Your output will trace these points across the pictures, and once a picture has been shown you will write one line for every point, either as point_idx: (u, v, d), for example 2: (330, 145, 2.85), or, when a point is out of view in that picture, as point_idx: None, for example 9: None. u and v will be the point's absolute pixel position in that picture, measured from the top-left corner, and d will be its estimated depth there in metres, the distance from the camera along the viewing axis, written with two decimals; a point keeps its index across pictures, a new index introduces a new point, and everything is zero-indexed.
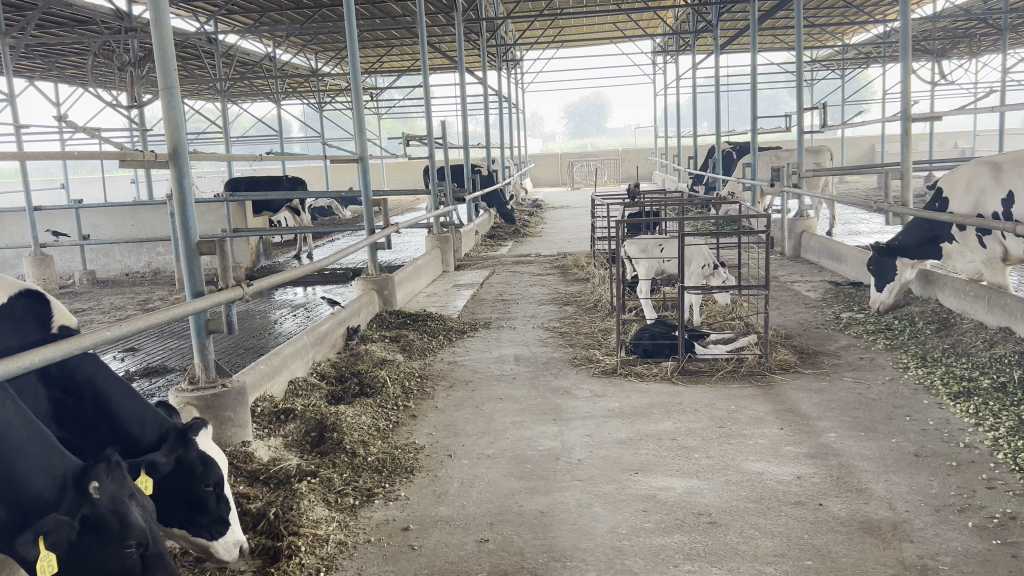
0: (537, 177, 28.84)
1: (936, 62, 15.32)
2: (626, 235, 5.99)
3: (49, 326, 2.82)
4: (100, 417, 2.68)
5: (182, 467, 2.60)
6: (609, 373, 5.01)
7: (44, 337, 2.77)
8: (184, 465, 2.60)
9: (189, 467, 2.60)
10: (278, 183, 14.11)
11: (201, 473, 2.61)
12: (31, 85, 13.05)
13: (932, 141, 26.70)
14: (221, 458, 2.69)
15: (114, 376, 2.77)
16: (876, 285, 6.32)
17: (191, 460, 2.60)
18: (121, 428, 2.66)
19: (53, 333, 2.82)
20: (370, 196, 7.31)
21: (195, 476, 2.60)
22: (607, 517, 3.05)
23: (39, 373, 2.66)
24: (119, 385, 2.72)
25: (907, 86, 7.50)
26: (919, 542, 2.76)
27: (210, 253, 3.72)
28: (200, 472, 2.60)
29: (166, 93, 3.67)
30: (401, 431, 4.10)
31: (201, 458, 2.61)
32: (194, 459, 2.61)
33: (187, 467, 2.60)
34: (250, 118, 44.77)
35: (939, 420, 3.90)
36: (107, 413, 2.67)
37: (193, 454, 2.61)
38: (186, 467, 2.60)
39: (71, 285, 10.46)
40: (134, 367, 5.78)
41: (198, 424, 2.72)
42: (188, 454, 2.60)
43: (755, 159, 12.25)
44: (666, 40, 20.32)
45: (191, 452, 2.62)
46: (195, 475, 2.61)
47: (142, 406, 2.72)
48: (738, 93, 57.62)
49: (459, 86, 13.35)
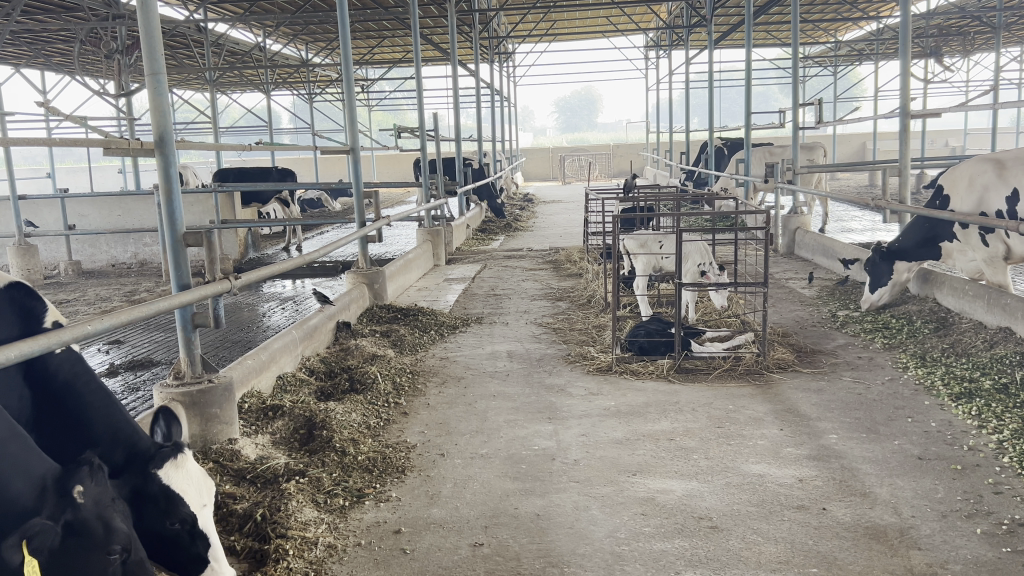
0: (528, 172, 28.71)
1: (928, 60, 15.29)
2: (624, 231, 5.92)
3: (43, 318, 2.70)
4: (75, 427, 2.55)
5: (141, 500, 2.36)
6: (605, 371, 4.91)
7: (27, 331, 2.65)
8: (142, 497, 2.36)
9: (150, 500, 2.36)
10: (267, 174, 13.97)
11: (164, 509, 2.35)
12: (17, 73, 12.86)
13: (924, 139, 26.69)
14: (197, 491, 2.42)
15: (98, 383, 2.65)
16: (869, 285, 6.26)
17: (151, 494, 2.36)
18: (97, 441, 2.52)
19: (47, 327, 2.69)
20: (361, 187, 7.14)
21: (159, 512, 2.35)
22: (606, 521, 2.96)
23: (26, 371, 2.59)
24: (102, 394, 2.61)
25: (906, 82, 7.35)
26: (926, 550, 2.68)
27: (196, 245, 3.59)
28: (164, 508, 2.34)
29: (151, 79, 3.52)
30: (392, 429, 4.00)
31: (162, 494, 2.35)
32: (155, 493, 2.36)
33: (146, 501, 2.36)
34: (239, 109, 44.56)
35: (941, 422, 3.83)
36: (83, 424, 2.54)
37: (154, 488, 2.36)
38: (145, 500, 2.36)
39: (56, 275, 10.30)
40: (119, 360, 5.67)
41: (172, 450, 2.46)
42: (147, 487, 2.36)
43: (748, 155, 12.15)
44: (659, 35, 20.20)
45: (152, 486, 2.37)
46: (160, 510, 2.36)
47: (120, 422, 2.54)
48: (729, 90, 57.53)
49: (451, 78, 12.91)
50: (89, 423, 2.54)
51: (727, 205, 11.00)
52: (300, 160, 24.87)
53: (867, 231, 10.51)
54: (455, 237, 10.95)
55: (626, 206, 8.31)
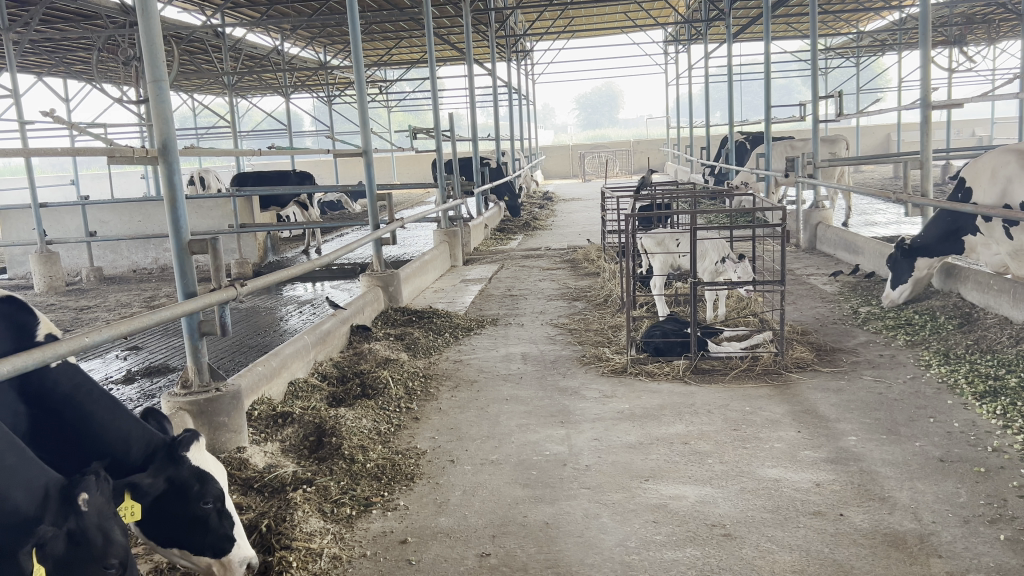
0: (548, 169, 28.58)
1: (953, 49, 14.97)
2: (641, 229, 5.83)
3: (32, 332, 2.68)
4: (80, 435, 2.56)
5: (175, 487, 2.52)
6: (619, 373, 4.84)
7: (20, 345, 2.63)
8: (176, 484, 2.52)
9: (183, 485, 2.52)
10: (286, 178, 13.99)
11: (197, 491, 2.52)
12: (39, 81, 12.96)
13: (950, 130, 26.26)
14: (217, 471, 2.60)
15: (96, 389, 2.64)
16: (891, 282, 6.11)
17: (185, 478, 2.52)
18: (106, 448, 2.54)
19: (37, 341, 2.68)
20: (375, 189, 7.02)
21: (191, 494, 2.52)
22: (616, 529, 2.89)
23: (18, 386, 2.55)
24: (102, 400, 2.60)
25: (928, 72, 7.19)
26: (947, 557, 2.59)
27: (202, 252, 3.56)
28: (197, 489, 2.52)
29: (154, 86, 3.48)
30: (403, 435, 3.96)
31: (194, 476, 2.53)
32: (188, 477, 2.53)
33: (180, 486, 2.52)
34: (261, 113, 44.81)
35: (965, 422, 3.72)
36: (88, 434, 2.55)
37: (186, 472, 2.53)
38: (179, 486, 2.52)
39: (78, 281, 10.37)
40: (135, 367, 5.66)
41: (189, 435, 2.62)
42: (180, 473, 2.52)
43: (768, 149, 11.97)
44: (679, 30, 20.02)
45: (183, 470, 2.53)
46: (191, 493, 2.52)
47: (129, 423, 2.58)
48: (751, 83, 56.98)
49: (469, 77, 12.56)
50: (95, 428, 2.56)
51: (748, 200, 10.85)
52: (321, 163, 24.94)
53: (890, 225, 10.30)
54: (473, 238, 10.90)
55: (643, 203, 8.22)
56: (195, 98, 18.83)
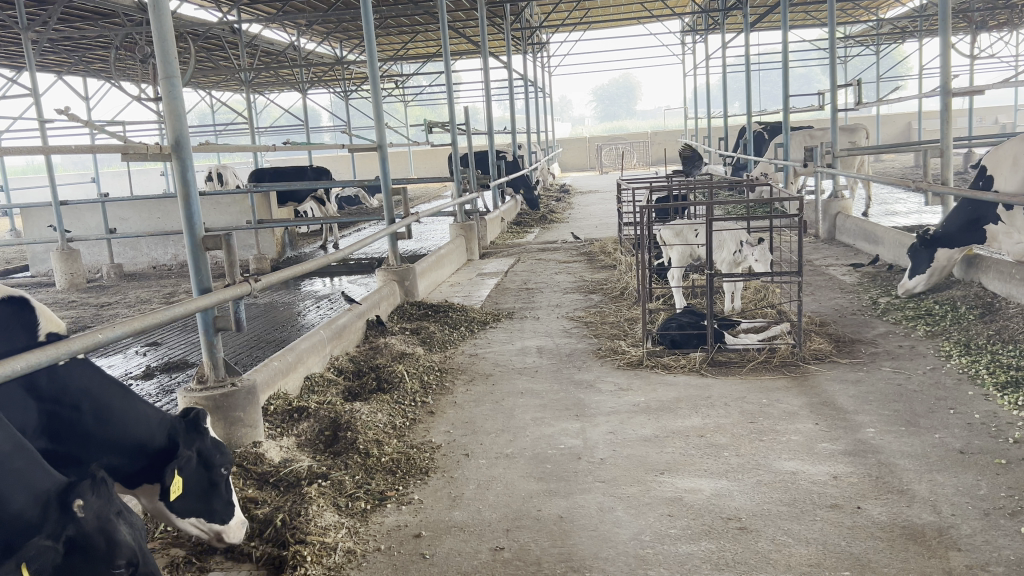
0: (566, 162, 28.50)
1: (975, 35, 14.76)
2: (658, 220, 5.78)
3: (34, 334, 2.73)
4: (98, 424, 2.66)
5: (201, 458, 2.77)
6: (635, 365, 4.82)
7: (32, 343, 2.71)
8: (201, 454, 2.77)
9: (207, 455, 2.78)
10: (304, 173, 14.04)
11: (218, 459, 2.79)
12: (59, 80, 13.07)
13: (972, 117, 25.90)
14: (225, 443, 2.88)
15: (104, 379, 2.73)
16: (909, 272, 6.04)
17: (209, 448, 2.78)
18: (128, 433, 2.68)
19: (40, 341, 2.74)
20: (390, 183, 7.01)
21: (213, 463, 2.78)
22: (630, 523, 2.88)
23: (26, 384, 2.57)
24: (114, 389, 2.72)
25: (948, 59, 7.09)
26: (966, 551, 2.55)
27: (216, 249, 3.57)
28: (220, 457, 2.78)
29: (167, 82, 3.49)
30: (418, 428, 3.97)
31: (217, 446, 2.79)
32: (210, 448, 2.79)
33: (206, 456, 2.77)
34: (279, 110, 45.05)
35: (986, 414, 3.67)
36: (107, 422, 2.66)
37: (209, 442, 2.79)
38: (204, 455, 2.77)
39: (99, 278, 10.46)
40: (154, 363, 5.70)
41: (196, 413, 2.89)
42: (205, 443, 2.78)
43: (786, 139, 11.84)
44: (696, 20, 19.85)
45: (206, 441, 2.80)
46: (213, 463, 2.78)
47: (144, 410, 2.73)
48: (769, 73, 56.50)
49: (485, 69, 12.23)
50: (117, 418, 2.68)
51: (767, 191, 10.76)
52: (338, 158, 25.01)
53: (911, 215, 10.18)
54: (489, 232, 10.88)
55: (659, 194, 8.17)
56: (213, 95, 18.90)
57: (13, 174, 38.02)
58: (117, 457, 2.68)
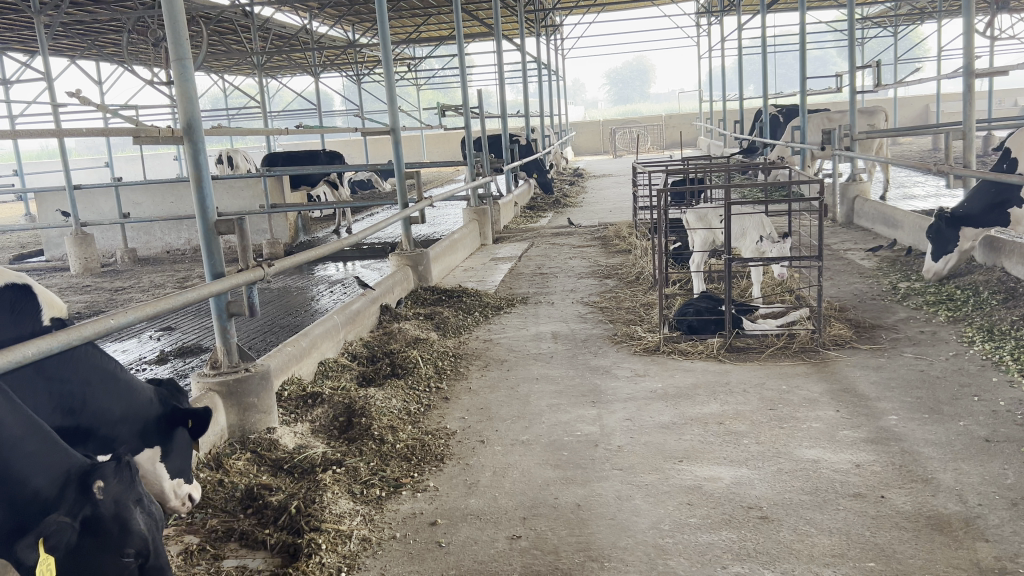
0: (578, 146, 28.38)
1: (997, 16, 14.52)
2: (682, 204, 5.67)
3: (38, 316, 2.72)
4: (107, 395, 2.76)
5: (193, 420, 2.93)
6: (651, 351, 4.76)
7: (34, 328, 2.70)
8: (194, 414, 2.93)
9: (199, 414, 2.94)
10: (317, 157, 14.01)
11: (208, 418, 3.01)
12: (72, 64, 13.03)
13: (991, 100, 25.53)
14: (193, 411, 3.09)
15: (101, 356, 2.81)
16: (933, 253, 5.92)
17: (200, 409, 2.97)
18: (133, 405, 2.81)
19: (46, 326, 2.74)
20: (403, 168, 6.92)
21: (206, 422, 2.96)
22: (650, 512, 2.83)
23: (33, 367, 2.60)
24: (113, 364, 2.83)
25: (971, 39, 6.96)
26: (994, 542, 2.49)
27: (228, 233, 3.53)
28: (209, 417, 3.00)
29: (178, 64, 3.45)
30: (433, 414, 3.93)
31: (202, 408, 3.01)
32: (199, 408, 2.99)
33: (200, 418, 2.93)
34: (290, 94, 45.22)
35: (1011, 401, 3.60)
36: (114, 396, 2.77)
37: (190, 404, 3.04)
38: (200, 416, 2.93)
39: (113, 262, 10.46)
40: (167, 347, 5.69)
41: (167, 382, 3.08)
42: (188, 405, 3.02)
43: (803, 121, 11.62)
44: (711, 2, 19.62)
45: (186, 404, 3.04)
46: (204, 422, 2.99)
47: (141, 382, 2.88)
48: (784, 55, 55.96)
49: (498, 51, 12.10)
50: (122, 391, 2.80)
51: (783, 174, 10.64)
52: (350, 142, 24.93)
53: (930, 198, 10.02)
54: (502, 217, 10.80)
55: (675, 178, 8.09)
56: (225, 79, 18.85)
57: (27, 159, 38.09)
58: (127, 422, 2.78)
